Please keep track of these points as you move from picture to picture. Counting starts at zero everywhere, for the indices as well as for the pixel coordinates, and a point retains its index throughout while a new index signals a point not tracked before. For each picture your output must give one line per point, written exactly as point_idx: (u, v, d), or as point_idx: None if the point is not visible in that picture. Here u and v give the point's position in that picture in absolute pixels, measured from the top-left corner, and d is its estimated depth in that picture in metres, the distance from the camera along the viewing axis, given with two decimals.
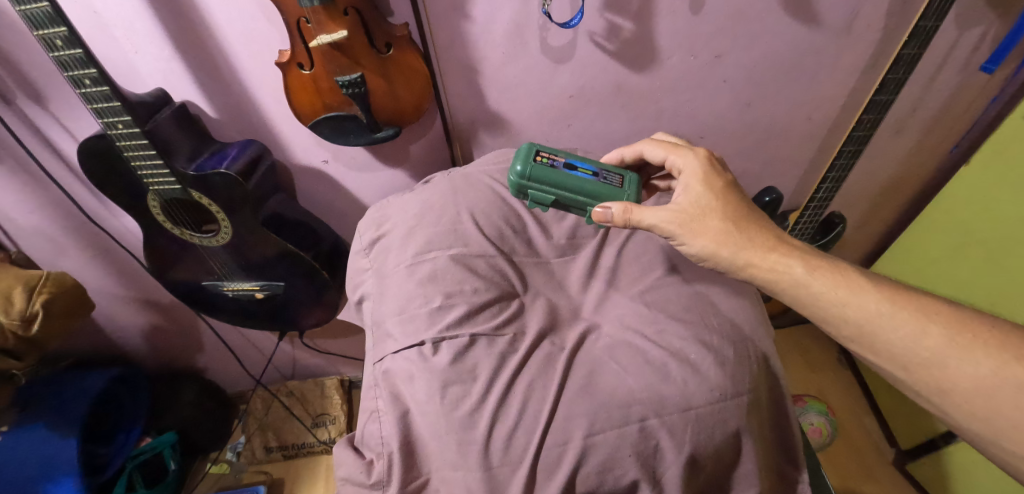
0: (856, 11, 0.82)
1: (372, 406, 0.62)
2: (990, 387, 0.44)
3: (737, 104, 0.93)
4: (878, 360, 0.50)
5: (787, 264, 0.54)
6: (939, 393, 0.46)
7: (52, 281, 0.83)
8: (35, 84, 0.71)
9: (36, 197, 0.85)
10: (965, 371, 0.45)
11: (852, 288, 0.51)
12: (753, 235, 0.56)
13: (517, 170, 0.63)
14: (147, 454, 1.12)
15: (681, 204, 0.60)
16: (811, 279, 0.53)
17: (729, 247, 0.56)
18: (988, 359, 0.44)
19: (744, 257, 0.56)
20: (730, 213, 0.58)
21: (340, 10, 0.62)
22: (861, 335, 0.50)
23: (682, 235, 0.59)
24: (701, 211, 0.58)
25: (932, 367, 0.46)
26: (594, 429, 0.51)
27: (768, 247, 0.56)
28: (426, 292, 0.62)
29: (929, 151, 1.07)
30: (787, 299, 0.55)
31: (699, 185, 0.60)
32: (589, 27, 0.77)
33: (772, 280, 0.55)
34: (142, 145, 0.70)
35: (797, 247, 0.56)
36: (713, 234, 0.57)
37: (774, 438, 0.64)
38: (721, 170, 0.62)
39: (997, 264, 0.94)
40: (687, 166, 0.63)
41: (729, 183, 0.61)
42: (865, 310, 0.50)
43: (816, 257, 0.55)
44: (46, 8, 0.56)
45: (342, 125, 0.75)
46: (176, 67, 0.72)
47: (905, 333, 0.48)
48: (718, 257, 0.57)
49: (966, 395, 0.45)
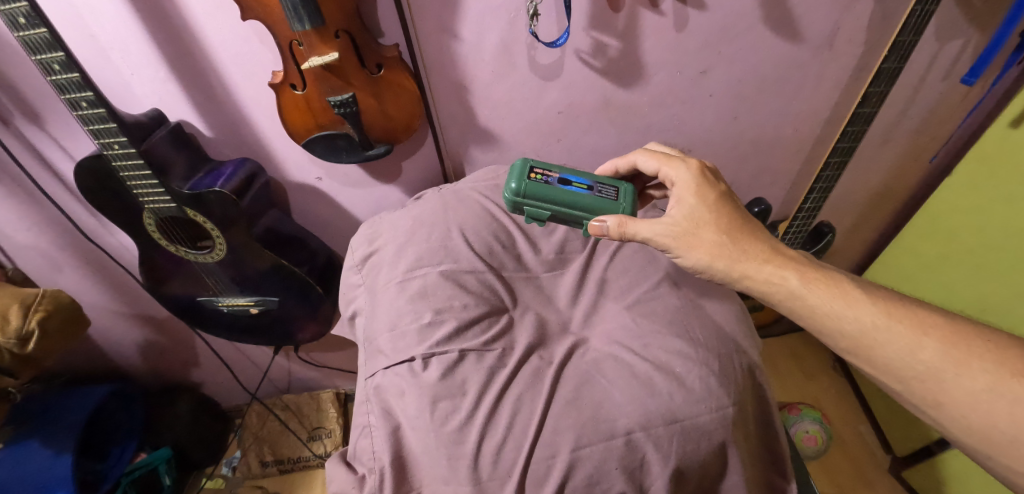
0: (836, 26, 0.84)
1: (365, 421, 0.62)
2: (986, 401, 0.44)
3: (723, 117, 0.95)
4: (875, 372, 0.51)
5: (781, 276, 0.55)
6: (936, 406, 0.47)
7: (48, 299, 0.83)
8: (32, 106, 0.72)
9: (33, 216, 0.86)
10: (961, 385, 0.46)
11: (848, 301, 0.52)
12: (748, 247, 0.57)
13: (511, 188, 0.64)
14: (142, 470, 1.12)
15: (675, 216, 0.61)
16: (806, 292, 0.54)
17: (723, 260, 0.57)
18: (983, 373, 0.45)
19: (740, 269, 0.57)
20: (725, 225, 0.59)
21: (331, 33, 0.63)
22: (857, 348, 0.51)
23: (676, 248, 0.60)
24: (694, 224, 0.59)
25: (928, 381, 0.47)
26: (581, 443, 0.52)
27: (763, 258, 0.57)
28: (417, 308, 0.63)
29: (915, 161, 1.09)
30: (784, 310, 0.56)
31: (693, 198, 0.61)
32: (576, 45, 0.79)
33: (768, 291, 0.56)
34: (137, 165, 0.71)
35: (792, 258, 0.57)
36: (708, 247, 0.58)
37: (762, 450, 0.65)
38: (714, 181, 0.63)
39: (984, 271, 0.96)
40: (681, 179, 0.64)
41: (722, 194, 0.62)
42: (861, 323, 0.51)
43: (811, 268, 0.56)
44: (44, 34, 0.58)
45: (334, 143, 0.76)
46: (172, 87, 0.73)
47: (901, 346, 0.49)
48: (713, 269, 0.58)
49: (962, 409, 0.45)
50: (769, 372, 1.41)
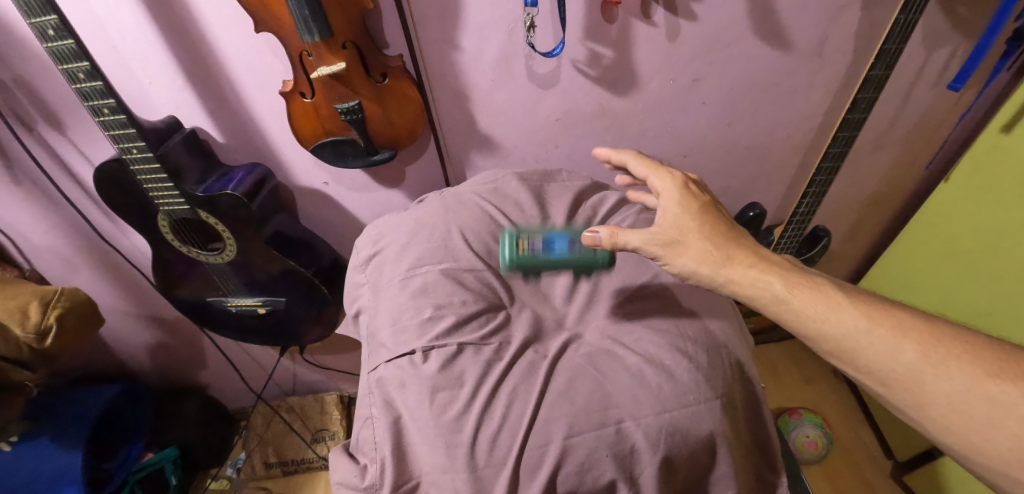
0: (824, 36, 0.87)
1: (366, 413, 0.65)
2: (964, 402, 0.45)
3: (717, 124, 0.98)
4: (859, 375, 0.51)
5: (766, 280, 0.55)
6: (917, 407, 0.47)
7: (66, 297, 0.87)
8: (55, 112, 0.76)
9: (52, 218, 0.90)
10: (942, 387, 0.46)
11: (830, 304, 0.52)
12: (732, 253, 0.58)
13: (503, 262, 0.67)
14: (148, 469, 1.16)
15: (662, 224, 0.62)
16: (790, 296, 0.54)
17: (709, 265, 0.58)
18: (961, 374, 0.46)
19: (726, 275, 0.57)
20: (708, 232, 0.60)
21: (339, 44, 0.67)
22: (839, 351, 0.51)
23: (665, 255, 0.60)
24: (680, 231, 0.60)
25: (909, 382, 0.47)
26: (573, 431, 0.54)
27: (748, 264, 0.57)
28: (417, 304, 0.66)
29: (906, 167, 1.12)
30: (769, 314, 0.56)
31: (677, 207, 0.62)
32: (572, 55, 0.83)
33: (753, 295, 0.56)
34: (154, 169, 0.75)
35: (775, 263, 0.57)
36: (694, 252, 0.59)
37: (752, 443, 0.67)
38: (698, 191, 0.65)
39: (977, 273, 0.98)
40: (665, 190, 0.65)
41: (706, 203, 0.63)
42: (843, 326, 0.50)
43: (794, 273, 0.56)
44: (71, 45, 0.62)
45: (340, 148, 0.80)
46: (188, 96, 0.77)
47: (883, 348, 0.49)
48: (700, 275, 0.58)
49: (942, 411, 0.46)
50: (768, 378, 1.42)
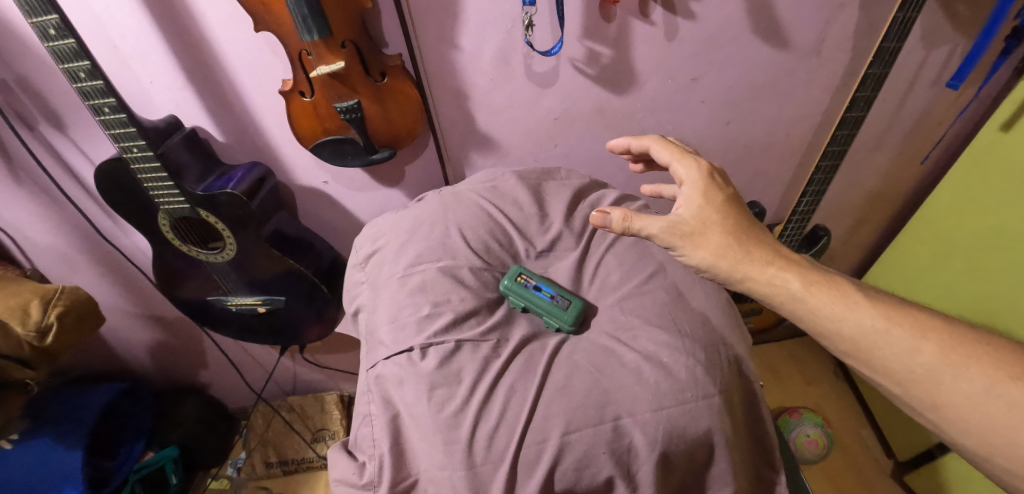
0: (822, 34, 0.87)
1: (365, 411, 0.65)
2: (983, 404, 0.45)
3: (716, 123, 0.98)
4: (875, 375, 0.51)
5: (784, 278, 0.54)
6: (933, 408, 0.47)
7: (67, 295, 0.87)
8: (56, 112, 0.76)
9: (53, 217, 0.90)
10: (960, 388, 0.46)
11: (848, 303, 0.51)
12: (752, 250, 0.56)
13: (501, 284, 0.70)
14: (149, 469, 1.15)
15: (683, 216, 0.59)
16: (806, 294, 0.53)
17: (728, 260, 0.56)
18: (981, 375, 0.46)
19: (744, 271, 0.55)
20: (731, 226, 0.57)
21: (338, 43, 0.67)
22: (856, 351, 0.51)
23: (683, 247, 0.58)
24: (702, 225, 0.58)
25: (926, 383, 0.47)
26: (571, 428, 0.55)
27: (766, 260, 0.55)
28: (415, 301, 0.66)
29: (905, 165, 1.12)
30: (784, 311, 0.55)
31: (700, 198, 0.59)
32: (571, 54, 0.83)
33: (769, 293, 0.55)
34: (154, 168, 0.75)
35: (793, 261, 0.56)
36: (713, 247, 0.57)
37: (750, 440, 0.67)
38: (723, 183, 0.61)
39: (976, 272, 0.97)
40: (690, 178, 0.61)
41: (730, 197, 0.60)
42: (861, 327, 0.50)
43: (812, 271, 0.55)
44: (72, 45, 0.62)
45: (340, 147, 0.80)
46: (188, 95, 0.77)
47: (901, 348, 0.49)
48: (717, 270, 0.57)
49: (960, 412, 0.46)
50: (769, 378, 1.42)
